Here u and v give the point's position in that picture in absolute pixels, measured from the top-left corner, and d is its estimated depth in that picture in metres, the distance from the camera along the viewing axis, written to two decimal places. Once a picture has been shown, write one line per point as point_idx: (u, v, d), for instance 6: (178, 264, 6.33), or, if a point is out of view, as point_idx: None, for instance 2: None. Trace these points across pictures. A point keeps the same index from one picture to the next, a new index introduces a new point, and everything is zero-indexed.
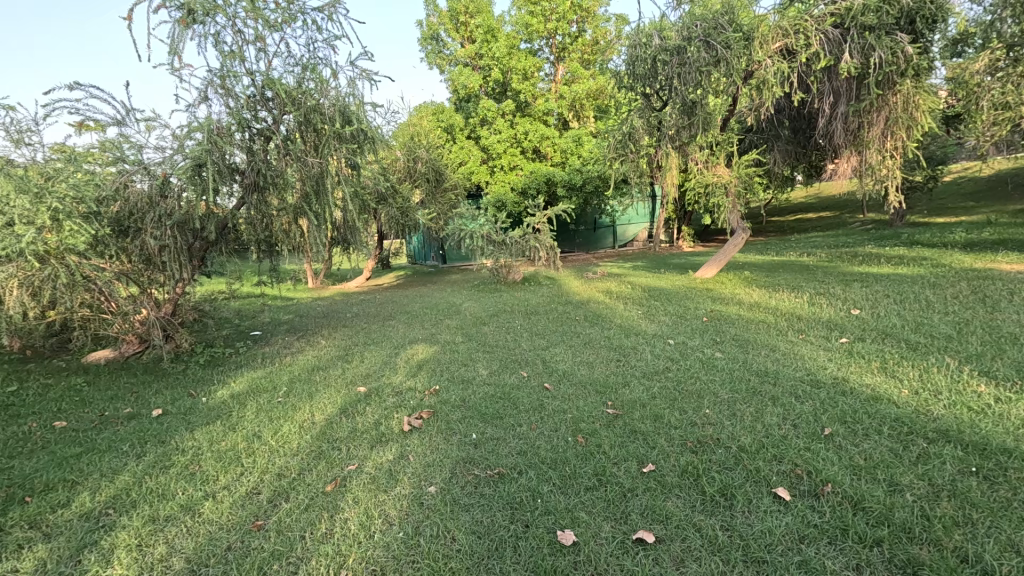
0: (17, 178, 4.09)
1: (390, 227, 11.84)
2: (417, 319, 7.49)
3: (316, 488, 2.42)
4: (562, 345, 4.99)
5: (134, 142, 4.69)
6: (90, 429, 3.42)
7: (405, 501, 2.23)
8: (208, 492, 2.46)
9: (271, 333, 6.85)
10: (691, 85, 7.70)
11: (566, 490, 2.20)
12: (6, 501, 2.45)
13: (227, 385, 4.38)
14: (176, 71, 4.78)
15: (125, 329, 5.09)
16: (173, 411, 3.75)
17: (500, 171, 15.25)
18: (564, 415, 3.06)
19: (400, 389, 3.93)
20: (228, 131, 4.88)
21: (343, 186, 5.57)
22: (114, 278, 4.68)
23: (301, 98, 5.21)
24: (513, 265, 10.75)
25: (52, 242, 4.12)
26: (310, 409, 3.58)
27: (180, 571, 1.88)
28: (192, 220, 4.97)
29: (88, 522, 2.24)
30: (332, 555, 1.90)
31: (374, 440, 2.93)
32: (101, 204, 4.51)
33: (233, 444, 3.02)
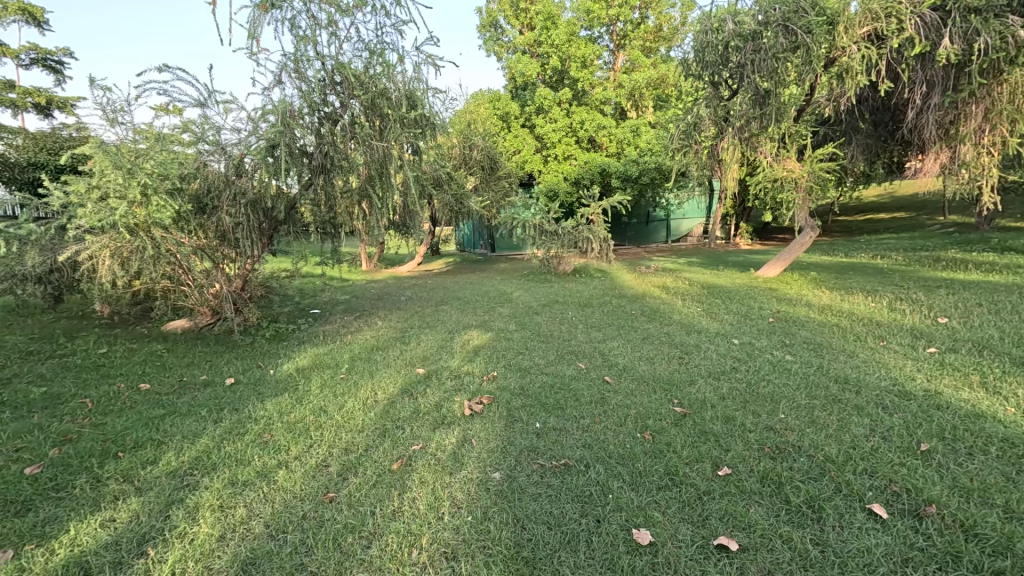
0: (113, 154, 4.38)
1: (443, 214, 11.96)
2: (470, 305, 7.53)
3: (383, 466, 2.46)
4: (620, 339, 4.87)
5: (213, 124, 4.89)
6: (171, 392, 3.63)
7: (472, 486, 2.22)
8: (280, 461, 2.55)
9: (330, 312, 7.08)
10: (765, 74, 7.29)
11: (637, 487, 2.15)
12: (102, 455, 2.63)
13: (292, 360, 4.54)
14: (254, 55, 4.95)
15: (200, 302, 5.37)
16: (244, 381, 3.93)
17: (554, 161, 15.07)
18: (628, 410, 2.99)
19: (459, 373, 3.95)
20: (300, 114, 5.00)
21: (406, 171, 5.64)
22: (192, 252, 4.96)
23: (369, 83, 5.30)
24: (564, 255, 10.63)
25: (140, 216, 4.39)
26: (372, 388, 3.65)
27: (261, 535, 1.95)
28: (264, 200, 5.16)
29: (174, 480, 2.37)
30: (403, 532, 1.92)
31: (437, 422, 2.95)
32: (184, 182, 4.75)
33: (302, 417, 3.12)
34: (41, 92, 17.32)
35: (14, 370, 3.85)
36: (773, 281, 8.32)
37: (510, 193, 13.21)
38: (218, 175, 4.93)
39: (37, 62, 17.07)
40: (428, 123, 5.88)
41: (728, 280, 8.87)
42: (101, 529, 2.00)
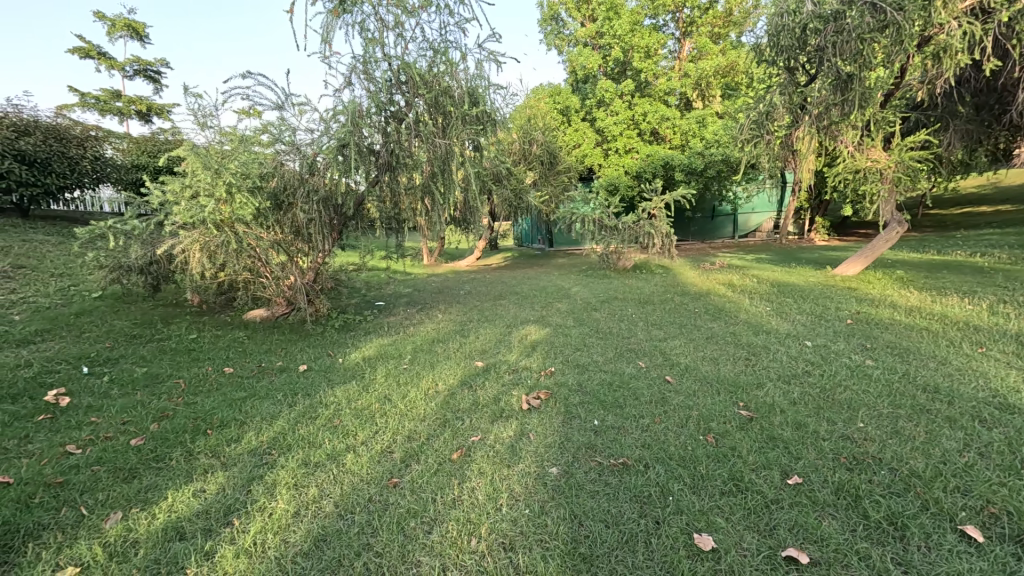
0: (203, 155, 4.76)
1: (503, 209, 12.07)
2: (527, 300, 7.57)
3: (443, 455, 2.54)
4: (682, 338, 4.72)
5: (289, 125, 5.19)
6: (251, 377, 3.93)
7: (529, 479, 2.25)
8: (348, 445, 2.69)
9: (393, 304, 7.35)
10: (847, 57, 6.75)
11: (699, 491, 2.09)
12: (193, 431, 2.88)
13: (358, 349, 4.77)
14: (326, 58, 5.19)
15: (276, 292, 5.74)
16: (315, 368, 4.18)
17: (615, 154, 14.77)
18: (690, 411, 2.91)
19: (516, 367, 3.99)
20: (367, 113, 5.21)
21: (467, 167, 5.73)
22: (271, 246, 5.32)
23: (433, 82, 5.44)
24: (623, 251, 10.43)
25: (225, 213, 4.76)
26: (433, 378, 3.77)
27: (331, 513, 2.07)
28: (334, 197, 5.42)
29: (255, 458, 2.57)
30: (463, 521, 1.98)
31: (495, 415, 3.00)
32: (263, 180, 5.08)
33: (368, 404, 3.27)
34: (142, 99, 19.09)
35: (121, 351, 4.30)
36: (853, 279, 7.75)
37: (569, 188, 13.11)
38: (293, 174, 5.23)
39: (140, 72, 18.83)
40: (489, 120, 5.95)
41: (800, 278, 8.37)
42: (193, 498, 2.20)
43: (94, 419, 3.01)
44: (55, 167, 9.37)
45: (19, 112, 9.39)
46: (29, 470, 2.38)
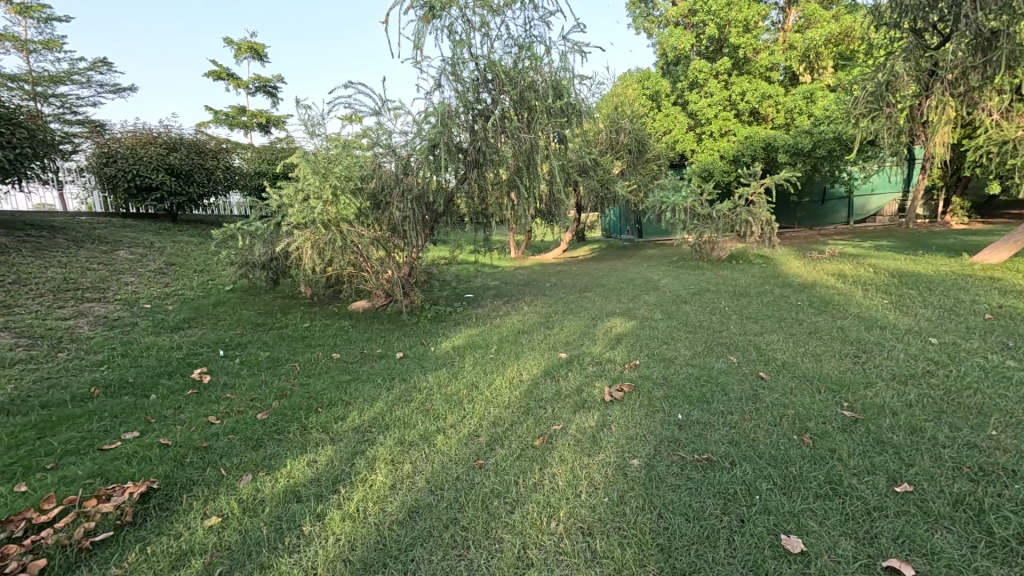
0: (312, 162, 5.28)
1: (589, 201, 11.94)
2: (613, 292, 7.48)
3: (526, 441, 2.64)
4: (779, 333, 4.42)
5: (386, 129, 5.55)
6: (355, 362, 4.32)
7: (609, 469, 2.27)
8: (439, 427, 2.88)
9: (481, 296, 7.61)
10: (992, 10, 5.84)
11: (789, 492, 2.00)
12: (307, 409, 3.25)
13: (449, 339, 5.02)
14: (418, 63, 5.49)
15: (376, 286, 6.18)
16: (410, 355, 4.49)
17: (709, 138, 13.98)
18: (785, 409, 2.75)
19: (600, 359, 3.99)
20: (456, 113, 5.42)
21: (552, 160, 5.77)
22: (370, 242, 5.76)
23: (518, 78, 5.56)
24: (718, 241, 9.90)
25: (332, 213, 5.25)
26: (517, 368, 3.90)
27: (423, 488, 2.25)
28: (427, 195, 5.72)
29: (358, 435, 2.85)
30: (543, 504, 2.06)
31: (577, 406, 3.05)
32: (364, 182, 5.56)
33: (457, 390, 3.48)
34: (262, 113, 21.30)
35: (249, 337, 4.91)
36: (997, 269, 6.72)
37: (658, 176, 12.65)
38: (390, 174, 5.59)
39: (260, 88, 20.98)
40: (574, 112, 5.95)
41: (928, 267, 7.41)
42: (308, 466, 2.50)
43: (228, 395, 3.50)
44: (196, 178, 10.77)
45: (168, 132, 10.92)
46: (181, 435, 2.84)
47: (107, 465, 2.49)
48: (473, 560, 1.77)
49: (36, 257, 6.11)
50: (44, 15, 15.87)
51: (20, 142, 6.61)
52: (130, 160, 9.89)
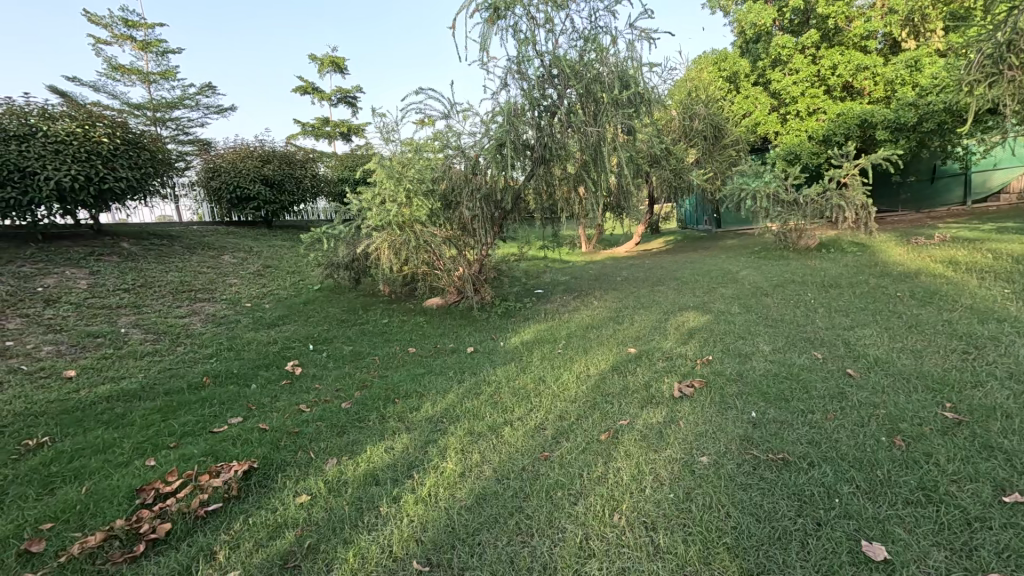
0: (388, 167, 5.58)
1: (661, 191, 11.54)
2: (688, 285, 7.22)
3: (592, 435, 2.65)
4: (873, 327, 4.06)
5: (455, 131, 5.73)
6: (429, 356, 4.53)
7: (676, 466, 2.24)
8: (507, 419, 2.97)
9: (551, 292, 7.64)
10: None
11: (875, 497, 1.87)
12: (385, 399, 3.47)
13: (518, 334, 5.13)
14: (485, 65, 5.63)
15: (448, 283, 6.41)
16: (480, 349, 4.64)
17: (795, 118, 12.99)
18: (876, 409, 2.55)
19: (671, 355, 3.89)
20: (522, 111, 5.48)
21: (620, 152, 5.67)
22: (443, 242, 5.98)
23: (584, 71, 5.54)
24: (806, 229, 9.30)
25: (405, 214, 5.60)
26: (585, 363, 3.90)
27: (490, 477, 2.34)
28: (495, 193, 5.84)
29: (431, 425, 3.00)
30: (607, 497, 2.07)
31: (644, 401, 3.01)
32: (435, 183, 5.80)
33: (525, 384, 3.55)
34: (344, 122, 22.65)
35: (335, 333, 5.31)
36: None
37: (738, 162, 11.98)
38: (460, 175, 5.78)
39: (341, 99, 22.31)
40: (642, 101, 5.79)
41: None
42: (386, 453, 2.69)
43: (317, 385, 3.82)
44: (287, 187, 11.69)
45: (262, 146, 11.94)
46: (277, 421, 3.15)
47: (218, 445, 2.82)
48: (536, 547, 1.83)
49: (159, 262, 6.97)
50: (161, 49, 17.90)
51: (145, 163, 7.55)
52: (232, 173, 10.94)
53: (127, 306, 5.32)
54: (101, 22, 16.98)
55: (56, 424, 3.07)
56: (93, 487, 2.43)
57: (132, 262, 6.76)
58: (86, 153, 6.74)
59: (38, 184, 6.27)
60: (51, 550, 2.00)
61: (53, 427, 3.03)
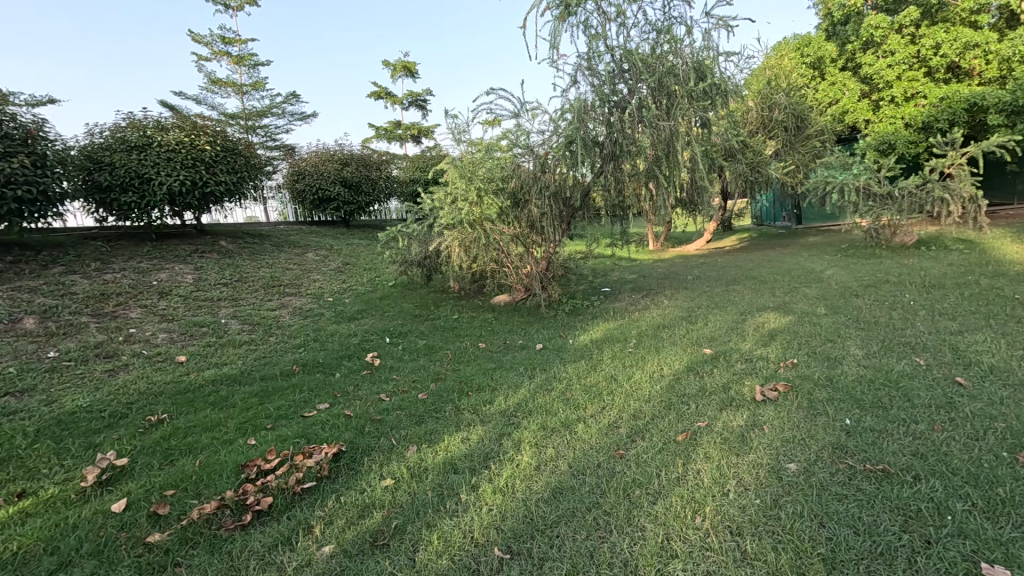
0: (459, 167, 5.73)
1: (736, 187, 11.02)
2: (766, 285, 6.86)
3: (668, 435, 2.60)
4: (986, 332, 3.67)
5: (524, 130, 5.77)
6: (499, 351, 4.62)
7: (761, 471, 2.15)
8: (580, 416, 2.98)
9: (618, 290, 7.53)
10: None
11: (995, 517, 1.71)
12: (458, 392, 3.58)
13: (587, 332, 5.10)
14: (554, 62, 5.64)
15: (516, 280, 6.48)
16: (549, 346, 4.67)
17: (889, 104, 11.95)
18: (992, 422, 2.32)
19: (751, 356, 3.73)
20: (593, 107, 5.43)
21: (694, 146, 5.48)
22: (511, 239, 6.05)
23: (656, 64, 5.42)
24: (901, 224, 8.58)
25: (476, 213, 5.70)
26: (658, 362, 3.83)
27: (565, 472, 2.36)
28: (564, 190, 5.82)
29: (505, 418, 3.06)
30: (688, 498, 2.03)
31: (723, 403, 2.90)
32: (505, 182, 5.88)
33: (596, 381, 3.54)
34: (414, 125, 23.43)
35: (409, 327, 5.53)
36: None
37: (822, 154, 11.20)
38: (528, 173, 5.85)
39: (413, 102, 23.06)
40: (718, 93, 5.57)
41: None
42: (462, 443, 2.78)
43: (394, 376, 4.01)
44: (364, 188, 12.29)
45: (341, 150, 12.62)
46: (361, 408, 3.35)
47: (310, 428, 3.04)
48: (616, 543, 1.83)
49: (252, 259, 7.57)
50: (253, 62, 19.33)
51: (241, 168, 8.22)
52: (315, 176, 11.68)
53: (226, 299, 5.83)
54: (202, 41, 18.59)
55: (172, 403, 3.44)
56: (206, 460, 2.71)
57: (229, 259, 7.38)
58: (192, 160, 7.45)
59: (153, 189, 7.03)
60: (174, 514, 2.25)
61: (170, 405, 3.39)
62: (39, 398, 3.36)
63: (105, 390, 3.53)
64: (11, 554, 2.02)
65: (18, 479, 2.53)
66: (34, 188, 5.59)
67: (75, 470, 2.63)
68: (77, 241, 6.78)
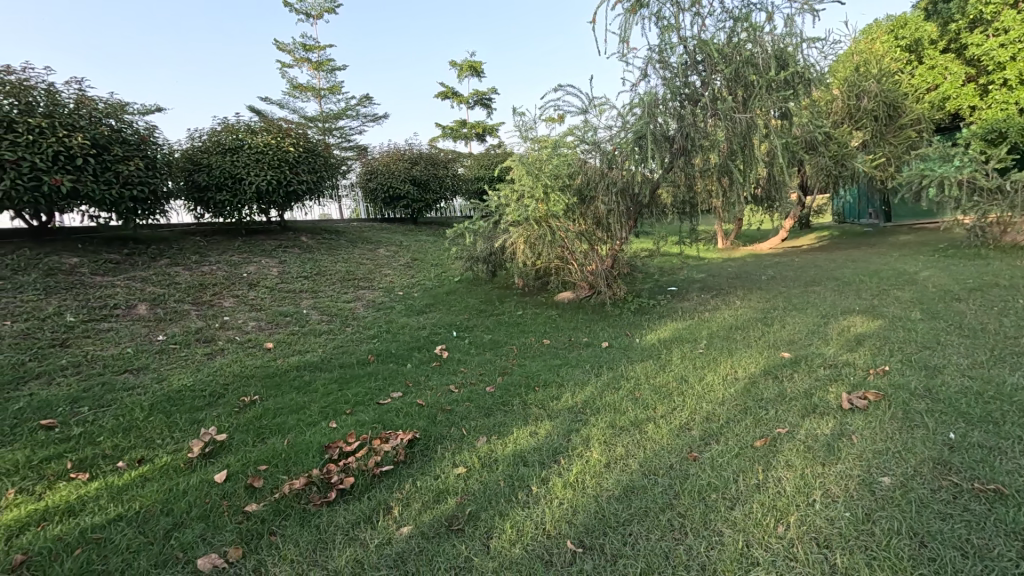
0: (526, 164, 5.79)
1: (816, 181, 10.34)
2: (851, 286, 6.41)
3: (745, 440, 2.50)
4: None
5: (592, 125, 5.73)
6: (564, 348, 4.62)
7: (851, 482, 2.03)
8: (650, 416, 2.93)
9: (686, 289, 7.30)
10: None
11: None
12: (525, 387, 3.63)
13: (654, 331, 4.99)
14: (624, 56, 5.54)
15: (581, 278, 6.41)
16: (615, 345, 4.61)
17: (1000, 88, 10.77)
18: None
19: (835, 362, 3.50)
20: (664, 101, 5.30)
21: (773, 139, 5.21)
22: (576, 236, 6.00)
23: (733, 53, 5.20)
24: (1012, 222, 7.71)
25: (542, 210, 5.72)
26: (732, 364, 3.68)
27: (637, 471, 2.34)
28: (632, 187, 5.69)
29: (572, 414, 3.07)
30: (769, 505, 1.95)
31: (805, 410, 2.75)
32: (571, 179, 5.85)
33: (665, 382, 3.47)
34: (479, 124, 23.82)
35: (474, 321, 5.65)
36: None
37: (918, 145, 10.26)
38: (596, 170, 5.77)
39: (478, 101, 23.46)
40: (800, 82, 5.37)
41: None
42: (530, 436, 2.81)
43: (462, 369, 4.13)
44: (431, 186, 12.66)
45: (411, 149, 13.06)
46: (432, 398, 3.47)
47: (385, 415, 3.20)
48: (692, 546, 1.79)
49: (329, 254, 8.02)
50: (331, 67, 20.43)
51: (320, 167, 8.72)
52: (386, 176, 12.19)
53: (307, 291, 6.23)
54: (287, 49, 19.86)
55: (262, 385, 3.73)
56: (294, 440, 2.92)
57: (309, 254, 7.87)
58: (278, 161, 7.99)
59: (244, 188, 7.62)
60: (267, 487, 2.44)
61: (260, 387, 3.68)
62: (152, 376, 3.75)
63: (205, 371, 3.89)
64: (133, 512, 2.28)
65: (138, 447, 2.85)
66: (146, 188, 6.23)
67: (183, 442, 2.92)
68: (179, 236, 7.46)
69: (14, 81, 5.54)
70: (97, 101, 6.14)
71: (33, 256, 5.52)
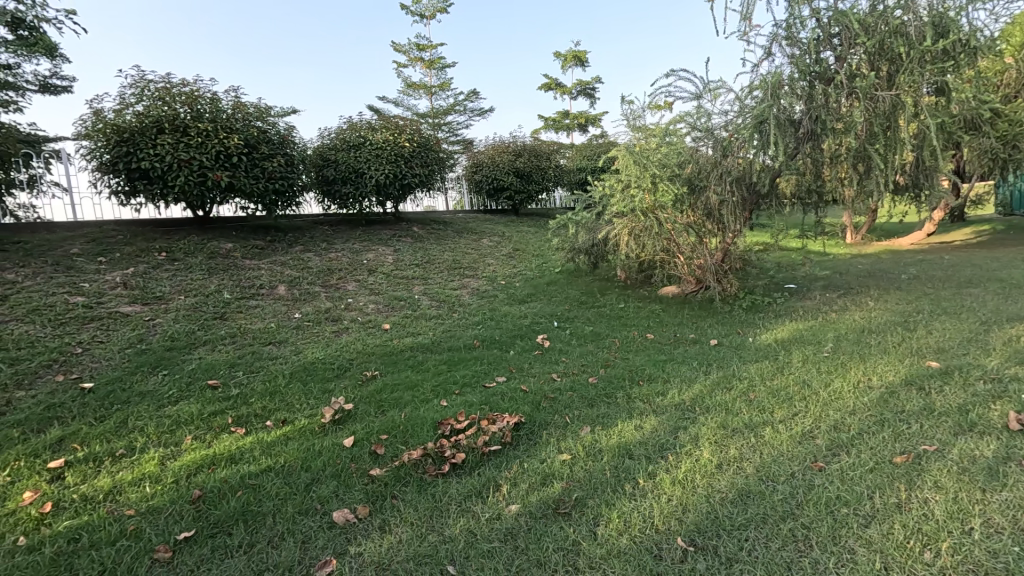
0: (634, 153, 5.63)
1: (977, 166, 8.88)
2: (1020, 289, 5.44)
3: (882, 455, 2.26)
4: None
5: (705, 111, 5.43)
6: (669, 344, 4.47)
7: (1021, 514, 1.76)
8: (767, 419, 2.75)
9: (808, 287, 6.67)
10: None
11: None
12: (630, 380, 3.58)
13: (770, 331, 4.65)
14: (745, 35, 5.17)
15: (688, 272, 6.15)
16: (726, 343, 4.36)
17: None
18: None
19: (1000, 376, 3.02)
20: (791, 81, 4.86)
21: (925, 118, 4.58)
22: (684, 228, 5.74)
23: (877, 24, 4.63)
24: None
25: (649, 201, 5.55)
26: (865, 371, 3.32)
27: (753, 475, 2.22)
28: (749, 175, 5.29)
29: (680, 411, 2.97)
30: (913, 528, 1.76)
31: (959, 428, 2.41)
32: (681, 168, 5.59)
33: (785, 385, 3.22)
34: (582, 114, 23.55)
35: (575, 313, 5.66)
36: None
37: None
38: (708, 159, 5.46)
39: (582, 92, 23.18)
40: (963, 51, 4.65)
41: None
42: (636, 430, 2.77)
43: (564, 358, 4.16)
44: (533, 178, 12.79)
45: (515, 142, 13.28)
46: (535, 385, 3.55)
47: (491, 398, 3.33)
48: (819, 560, 1.67)
49: (437, 244, 8.45)
50: (441, 65, 21.35)
51: (432, 161, 9.19)
52: (491, 168, 12.54)
53: (418, 278, 6.63)
54: (403, 50, 21.05)
55: (381, 362, 4.07)
56: (409, 414, 3.15)
57: (419, 243, 8.35)
58: (395, 156, 8.55)
59: (365, 182, 8.29)
60: (388, 455, 2.67)
61: (379, 364, 4.02)
62: (290, 348, 4.25)
63: (333, 347, 4.33)
64: (280, 464, 2.61)
65: (281, 409, 3.26)
66: (286, 182, 7.02)
67: (317, 408, 3.28)
68: (311, 225, 8.31)
69: (188, 92, 6.50)
70: (249, 106, 6.98)
71: (199, 241, 6.49)
